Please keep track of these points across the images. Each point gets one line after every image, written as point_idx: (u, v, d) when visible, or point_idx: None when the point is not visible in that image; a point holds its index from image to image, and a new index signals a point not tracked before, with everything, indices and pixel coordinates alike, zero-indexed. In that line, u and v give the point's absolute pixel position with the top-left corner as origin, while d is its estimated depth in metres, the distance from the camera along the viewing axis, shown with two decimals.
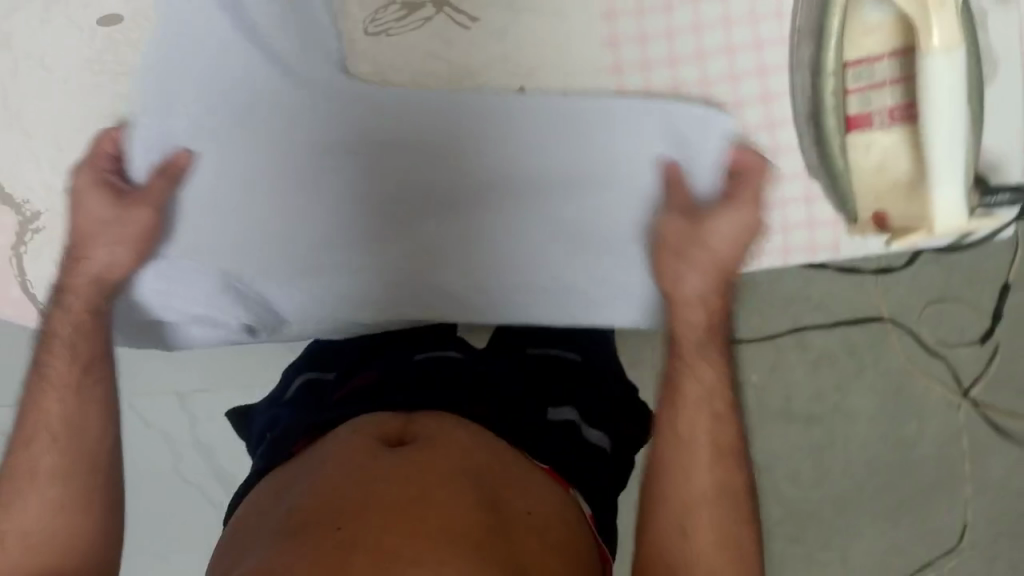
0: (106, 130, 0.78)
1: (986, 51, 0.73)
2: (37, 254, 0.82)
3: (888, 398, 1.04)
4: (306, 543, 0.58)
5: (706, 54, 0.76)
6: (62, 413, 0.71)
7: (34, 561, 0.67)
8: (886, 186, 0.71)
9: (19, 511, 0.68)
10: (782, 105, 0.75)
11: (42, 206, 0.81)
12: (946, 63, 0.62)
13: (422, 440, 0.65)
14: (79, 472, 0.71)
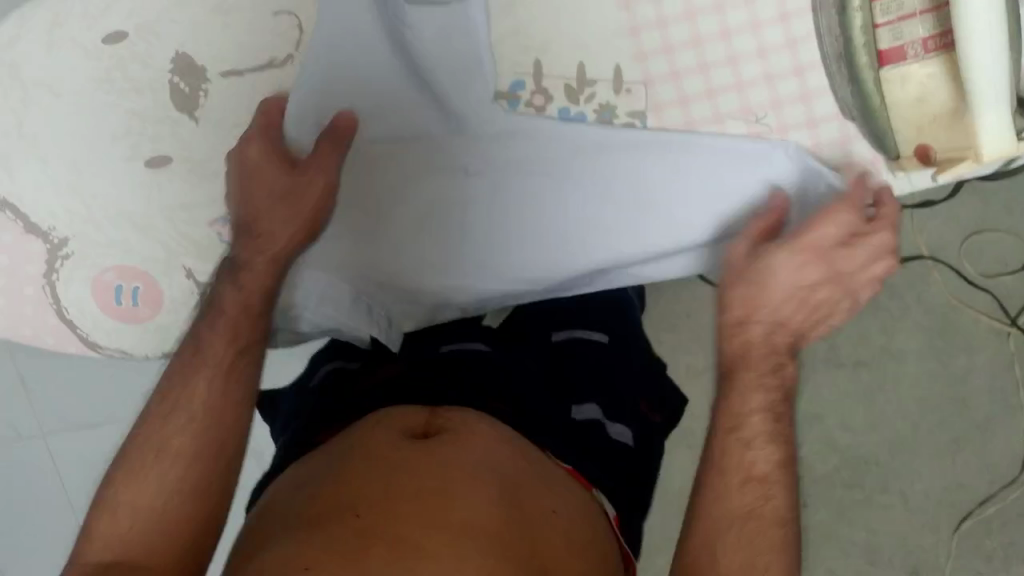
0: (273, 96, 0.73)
1: None
2: (68, 279, 0.83)
3: (935, 333, 1.06)
4: (321, 529, 0.54)
5: (724, 5, 0.73)
6: (209, 398, 0.64)
7: (131, 536, 0.59)
8: (927, 118, 0.68)
9: (137, 482, 0.61)
10: (807, 48, 0.72)
11: (67, 231, 0.82)
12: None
13: (450, 433, 0.62)
14: (206, 462, 0.62)
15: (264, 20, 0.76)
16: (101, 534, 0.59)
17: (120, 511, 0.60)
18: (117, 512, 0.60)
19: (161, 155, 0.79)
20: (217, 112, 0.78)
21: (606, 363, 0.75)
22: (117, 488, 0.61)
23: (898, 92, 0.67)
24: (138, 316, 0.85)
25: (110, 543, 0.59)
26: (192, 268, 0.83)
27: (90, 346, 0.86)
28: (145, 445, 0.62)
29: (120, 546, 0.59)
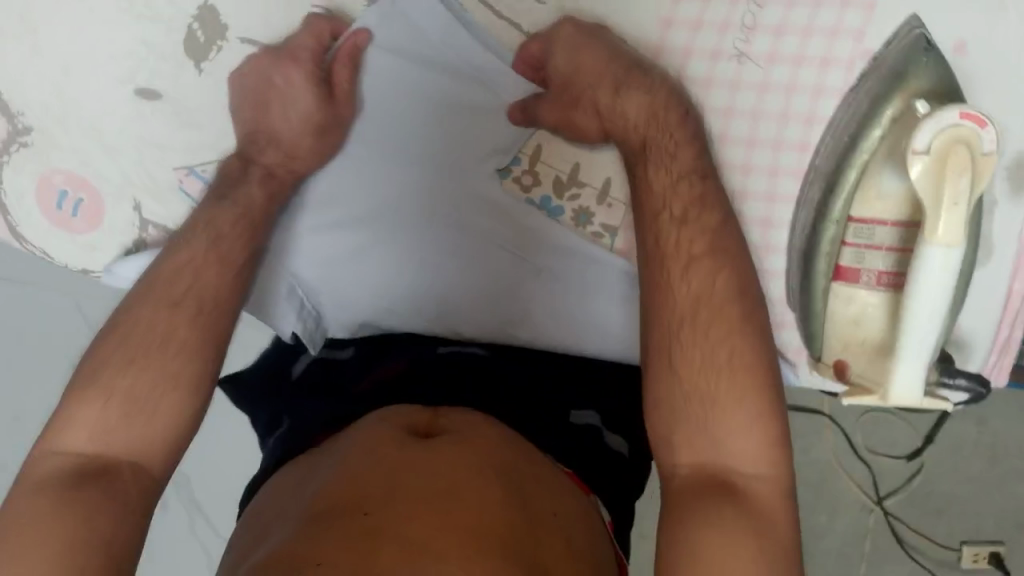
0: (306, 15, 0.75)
1: (985, 236, 0.75)
2: (19, 166, 0.83)
3: (813, 484, 1.15)
4: (329, 529, 0.56)
5: (724, 165, 0.75)
6: (214, 290, 0.68)
7: (119, 427, 0.60)
8: (854, 340, 0.73)
9: (128, 373, 0.62)
10: (779, 234, 0.76)
11: (33, 121, 0.81)
12: (942, 257, 0.62)
13: (449, 434, 0.64)
14: (201, 349, 0.64)
15: (297, 6, 0.75)
16: (85, 422, 0.59)
17: (114, 399, 0.60)
18: (106, 392, 0.61)
19: (152, 91, 0.79)
20: (223, 72, 0.78)
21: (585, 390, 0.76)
22: (108, 373, 0.62)
23: (841, 297, 0.73)
24: (73, 227, 0.84)
25: (96, 425, 0.59)
26: (141, 203, 0.83)
27: (13, 236, 0.85)
28: (136, 323, 0.64)
29: (106, 436, 0.59)
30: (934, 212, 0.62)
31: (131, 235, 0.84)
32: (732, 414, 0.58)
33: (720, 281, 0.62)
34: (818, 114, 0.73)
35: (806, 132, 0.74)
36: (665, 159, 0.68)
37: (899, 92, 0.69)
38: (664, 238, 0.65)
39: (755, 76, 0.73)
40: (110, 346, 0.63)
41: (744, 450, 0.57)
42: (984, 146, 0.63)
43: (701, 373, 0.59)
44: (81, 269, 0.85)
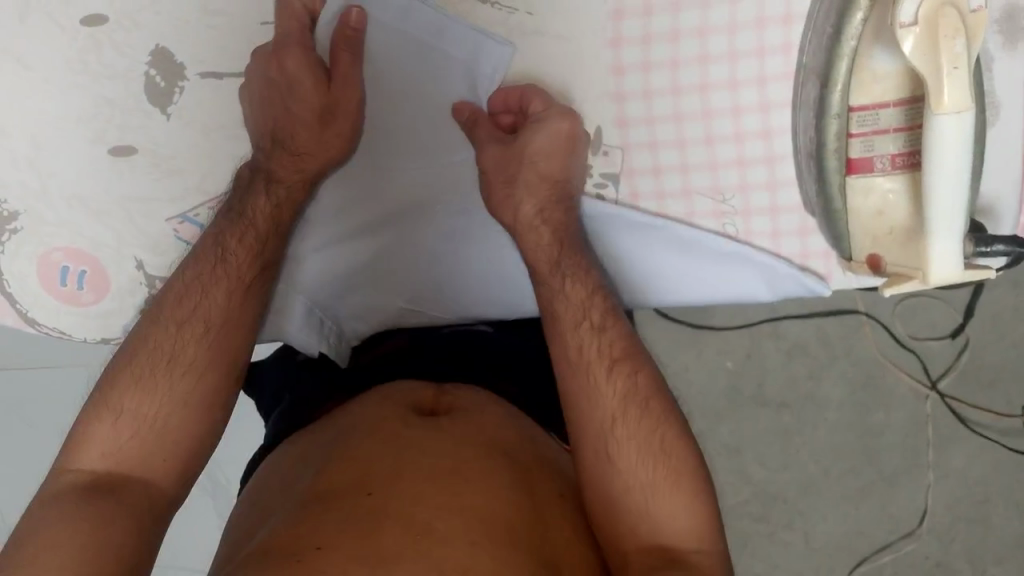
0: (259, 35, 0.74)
1: (989, 94, 0.73)
2: (14, 253, 0.82)
3: (860, 385, 1.16)
4: (336, 506, 0.63)
5: (710, 86, 0.74)
6: (226, 307, 0.68)
7: (132, 447, 0.62)
8: (883, 231, 0.71)
9: (136, 398, 0.63)
10: (783, 140, 0.75)
11: (18, 205, 0.80)
12: (954, 121, 0.60)
13: (459, 411, 0.72)
14: (215, 366, 0.66)
15: (252, 29, 0.74)
16: (101, 437, 0.62)
17: (123, 418, 0.62)
18: (121, 416, 0.62)
19: (127, 146, 0.78)
20: (191, 111, 0.76)
21: None
22: (119, 391, 0.63)
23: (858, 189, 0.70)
24: (81, 300, 0.84)
25: (109, 445, 0.62)
26: (143, 259, 0.82)
27: (25, 322, 0.84)
28: (175, 366, 0.65)
29: (119, 454, 0.62)
30: (933, 79, 0.60)
31: (142, 295, 0.83)
32: (659, 454, 0.64)
33: (638, 372, 0.67)
34: (794, 11, 0.71)
35: (787, 33, 0.72)
36: (576, 276, 0.72)
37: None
38: (588, 353, 0.68)
39: None
40: (135, 361, 0.65)
41: (635, 506, 0.63)
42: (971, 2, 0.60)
43: (631, 434, 0.65)
44: (101, 339, 0.86)
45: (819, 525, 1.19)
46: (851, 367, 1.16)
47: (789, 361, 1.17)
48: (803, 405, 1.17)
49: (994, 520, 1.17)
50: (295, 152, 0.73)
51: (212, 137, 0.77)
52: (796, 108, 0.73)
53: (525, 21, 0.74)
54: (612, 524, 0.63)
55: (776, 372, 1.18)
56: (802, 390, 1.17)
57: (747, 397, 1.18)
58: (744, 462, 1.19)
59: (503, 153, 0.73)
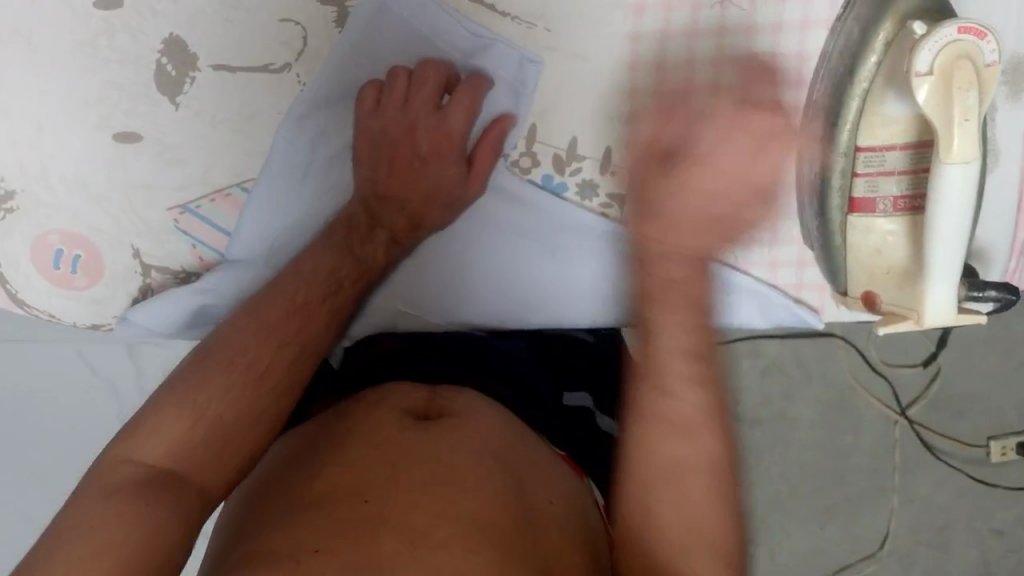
0: (277, 32, 0.74)
1: (991, 144, 0.75)
2: (6, 232, 0.81)
3: (830, 408, 1.18)
4: (331, 511, 0.63)
5: None
6: (301, 330, 0.70)
7: (196, 447, 0.62)
8: (880, 270, 0.72)
9: (207, 392, 0.64)
10: (787, 172, 0.75)
11: (15, 185, 0.79)
12: (961, 171, 0.62)
13: (450, 416, 0.72)
14: (283, 370, 0.68)
15: (269, 25, 0.74)
16: (165, 429, 0.62)
17: (187, 413, 0.62)
18: (185, 410, 0.62)
19: (132, 132, 0.77)
20: (201, 101, 0.76)
21: (582, 363, 0.82)
22: (179, 392, 0.63)
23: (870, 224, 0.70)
24: (76, 285, 0.83)
25: (166, 442, 0.61)
26: (138, 247, 0.82)
27: (15, 303, 0.83)
28: (235, 363, 0.66)
29: (183, 453, 0.61)
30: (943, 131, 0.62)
31: (137, 282, 0.83)
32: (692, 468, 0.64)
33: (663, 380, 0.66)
34: (809, 48, 0.73)
35: (799, 69, 0.73)
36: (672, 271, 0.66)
37: (900, 15, 0.66)
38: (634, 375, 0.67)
39: (740, 21, 0.73)
40: (207, 360, 0.66)
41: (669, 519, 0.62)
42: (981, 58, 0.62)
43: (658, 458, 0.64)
44: (90, 325, 0.85)
45: (784, 543, 1.21)
46: (823, 390, 1.18)
47: (766, 381, 1.18)
48: (777, 424, 1.19)
49: (953, 546, 1.20)
50: (400, 142, 0.75)
51: (216, 127, 0.76)
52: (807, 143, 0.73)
53: (542, 37, 0.74)
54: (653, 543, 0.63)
55: (753, 389, 1.19)
56: (774, 409, 1.19)
57: (725, 413, 1.20)
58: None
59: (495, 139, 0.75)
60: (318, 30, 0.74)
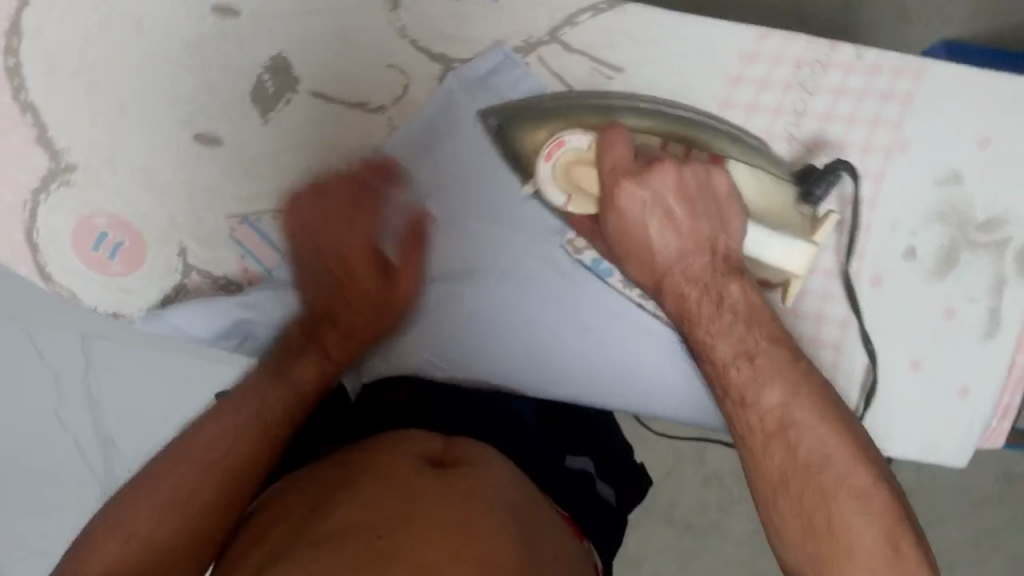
0: (382, 74, 0.78)
1: (995, 313, 0.81)
2: (56, 204, 0.81)
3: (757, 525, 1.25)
4: (344, 545, 0.62)
5: None
6: (247, 453, 0.71)
7: (136, 561, 0.64)
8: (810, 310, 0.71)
9: (155, 495, 0.68)
10: (811, 302, 0.81)
11: (79, 159, 0.80)
12: (779, 240, 0.69)
13: (467, 465, 0.72)
14: (230, 476, 0.70)
15: (376, 68, 0.78)
16: (107, 555, 0.64)
17: (137, 517, 0.66)
18: (128, 538, 0.65)
19: (211, 136, 0.79)
20: (290, 121, 0.78)
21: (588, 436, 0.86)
22: (136, 497, 0.68)
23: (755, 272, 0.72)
24: (108, 270, 0.82)
25: (123, 540, 0.65)
26: (187, 248, 0.82)
27: (41, 275, 0.82)
28: (185, 462, 0.69)
29: (123, 566, 0.64)
30: (788, 223, 0.70)
31: (172, 281, 0.82)
32: (831, 469, 0.64)
33: (801, 411, 0.66)
34: (858, 194, 0.79)
35: (840, 211, 0.80)
36: (714, 321, 0.69)
37: (648, 117, 0.71)
38: (750, 415, 0.67)
39: (802, 156, 0.78)
40: (161, 468, 0.69)
41: (875, 534, 0.61)
42: (632, 150, 0.68)
43: (793, 463, 0.65)
44: (112, 312, 0.83)
45: None
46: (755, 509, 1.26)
47: (705, 489, 1.27)
48: (707, 532, 1.27)
49: None
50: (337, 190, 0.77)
51: (296, 148, 0.79)
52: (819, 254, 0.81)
53: None
54: (794, 546, 0.64)
55: (691, 496, 1.27)
56: (707, 518, 1.27)
57: (660, 511, 1.28)
58: (639, 574, 1.27)
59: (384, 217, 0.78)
60: (421, 79, 0.79)
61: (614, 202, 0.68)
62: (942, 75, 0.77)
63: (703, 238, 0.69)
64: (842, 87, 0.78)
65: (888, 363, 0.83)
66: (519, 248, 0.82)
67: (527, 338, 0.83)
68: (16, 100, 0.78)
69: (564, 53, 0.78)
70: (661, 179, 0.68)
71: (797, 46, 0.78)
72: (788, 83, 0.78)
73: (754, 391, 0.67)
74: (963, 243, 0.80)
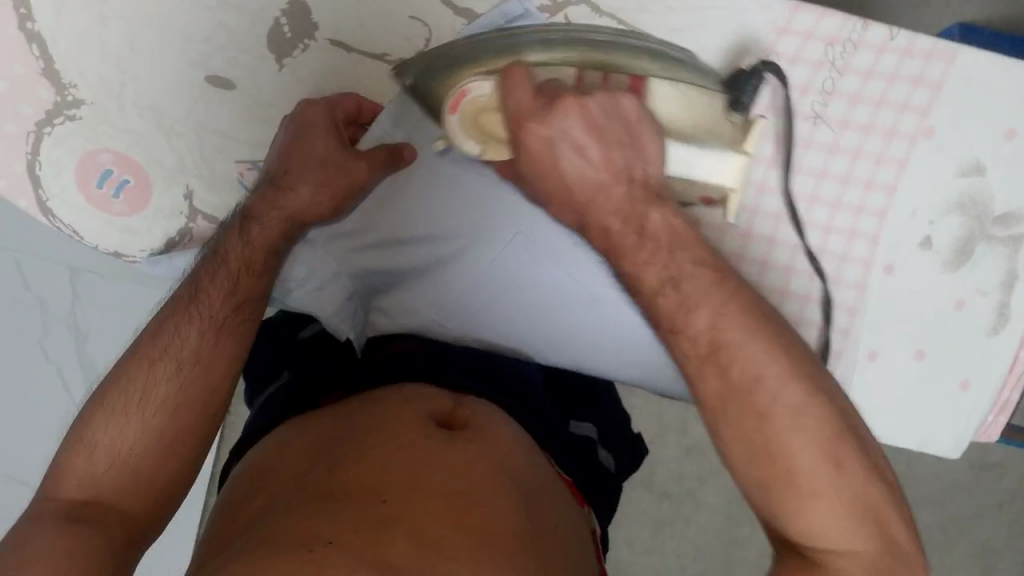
0: (405, 27, 0.76)
1: (1003, 308, 0.81)
2: (60, 139, 0.79)
3: (735, 498, 1.27)
4: (345, 505, 0.61)
5: (784, 219, 0.79)
6: (199, 348, 0.68)
7: (109, 479, 0.63)
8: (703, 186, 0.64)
9: (118, 424, 0.64)
10: (824, 286, 0.80)
11: (86, 96, 0.78)
12: (714, 156, 0.62)
13: (474, 427, 0.71)
14: (187, 406, 0.66)
15: (398, 19, 0.76)
16: (76, 471, 0.63)
17: (98, 450, 0.63)
18: (93, 449, 0.63)
19: (224, 80, 0.77)
20: (306, 67, 0.77)
21: (586, 400, 0.86)
22: (97, 422, 0.64)
23: (692, 189, 0.65)
24: (112, 209, 0.81)
25: (88, 476, 0.62)
26: (194, 191, 0.80)
27: (42, 210, 0.80)
28: (148, 385, 0.66)
29: (96, 487, 0.62)
30: (716, 136, 0.63)
31: (177, 224, 0.81)
32: (765, 389, 0.57)
33: (731, 328, 0.58)
34: (876, 180, 0.78)
35: (863, 196, 0.79)
36: (640, 252, 0.61)
37: (564, 45, 0.61)
38: (681, 341, 0.60)
39: (827, 138, 0.77)
40: (114, 394, 0.65)
41: (818, 456, 0.55)
42: (532, 92, 0.58)
43: (727, 388, 0.58)
44: (114, 251, 0.82)
45: None
46: (734, 480, 1.27)
47: (685, 459, 1.28)
48: (684, 502, 1.28)
49: None
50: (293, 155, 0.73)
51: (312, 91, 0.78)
52: (835, 234, 0.79)
53: None
54: (744, 473, 0.57)
55: (671, 465, 1.28)
56: (686, 487, 1.28)
57: (638, 477, 1.28)
58: (616, 539, 1.29)
59: (326, 169, 0.74)
60: (442, 33, 0.76)
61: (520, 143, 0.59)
62: (974, 64, 0.76)
63: (620, 168, 0.60)
64: (872, 69, 0.76)
65: (891, 353, 0.83)
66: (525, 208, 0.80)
67: (520, 299, 0.82)
68: (23, 29, 0.76)
69: (592, 16, 0.76)
70: (567, 121, 0.59)
71: (831, 23, 0.76)
72: (819, 62, 0.76)
73: (682, 316, 0.60)
74: (979, 236, 0.79)
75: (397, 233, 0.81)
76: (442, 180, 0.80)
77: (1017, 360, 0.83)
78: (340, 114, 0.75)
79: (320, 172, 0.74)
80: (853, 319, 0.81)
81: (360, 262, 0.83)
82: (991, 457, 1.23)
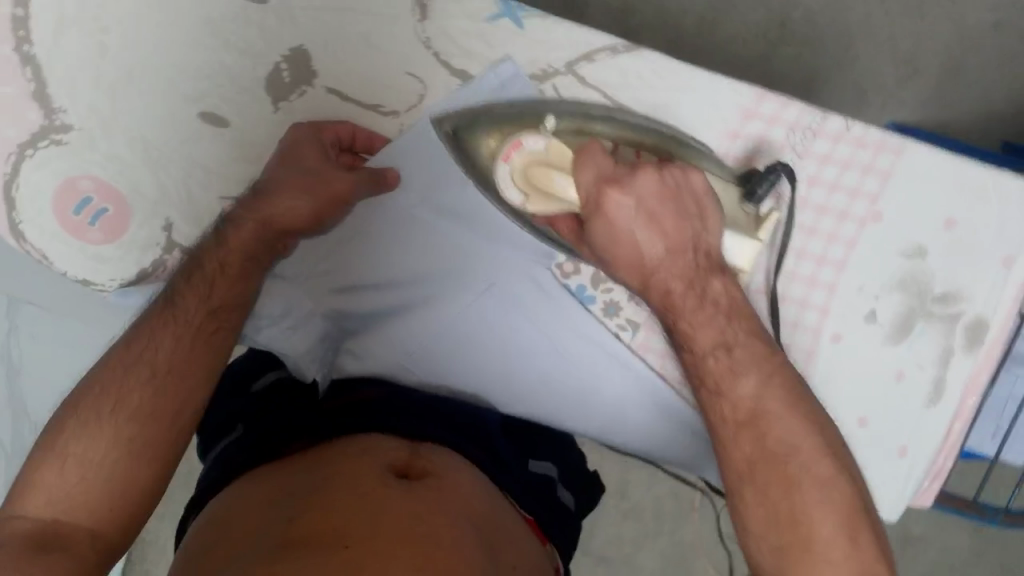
0: (401, 80, 0.80)
1: (940, 385, 0.86)
2: (42, 162, 0.79)
3: (669, 564, 1.29)
4: (307, 554, 0.59)
5: (741, 286, 0.85)
6: (172, 352, 0.71)
7: (75, 495, 0.65)
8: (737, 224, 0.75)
9: (87, 438, 0.67)
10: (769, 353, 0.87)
11: (75, 122, 0.79)
12: (735, 237, 0.73)
13: (431, 477, 0.70)
14: (157, 414, 0.68)
15: (395, 74, 0.79)
16: (47, 483, 0.65)
17: (69, 463, 0.66)
18: (64, 462, 0.66)
19: (218, 116, 0.79)
20: (301, 113, 0.80)
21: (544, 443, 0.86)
22: (65, 436, 0.67)
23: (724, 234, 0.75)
24: (86, 236, 0.81)
25: (56, 489, 0.65)
26: (173, 224, 0.81)
27: (13, 232, 0.80)
28: (117, 390, 0.69)
29: (72, 496, 0.65)
30: (737, 224, 0.75)
31: (151, 255, 0.82)
32: (798, 459, 0.67)
33: (772, 403, 0.69)
34: (829, 256, 0.84)
35: (815, 270, 0.85)
36: (697, 313, 0.71)
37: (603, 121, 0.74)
38: (722, 404, 0.70)
39: (783, 215, 0.84)
40: (83, 407, 0.68)
41: (839, 522, 0.65)
42: (612, 164, 0.71)
43: (760, 453, 0.68)
44: (83, 278, 0.82)
45: None
46: (667, 545, 1.29)
47: (622, 523, 1.30)
48: (619, 566, 1.30)
49: None
50: (284, 165, 0.77)
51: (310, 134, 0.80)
52: (787, 303, 0.86)
53: None
54: (758, 537, 0.67)
55: (608, 528, 1.30)
56: (621, 551, 1.30)
57: None
58: None
59: (324, 180, 0.77)
60: (436, 88, 0.79)
61: (602, 210, 0.70)
62: (920, 156, 0.82)
63: (688, 239, 0.71)
64: (828, 155, 0.83)
65: (835, 421, 0.88)
66: (499, 262, 0.83)
67: (499, 348, 0.86)
68: (18, 51, 0.77)
69: (578, 85, 0.80)
70: (639, 179, 0.70)
71: (794, 110, 0.82)
72: (781, 144, 0.82)
73: (730, 381, 0.70)
74: (918, 313, 0.85)
75: (376, 277, 0.84)
76: (424, 231, 0.82)
77: (948, 434, 0.88)
78: (326, 138, 0.78)
79: (321, 194, 0.77)
80: (802, 384, 0.87)
81: (341, 304, 0.84)
82: (913, 533, 1.28)
